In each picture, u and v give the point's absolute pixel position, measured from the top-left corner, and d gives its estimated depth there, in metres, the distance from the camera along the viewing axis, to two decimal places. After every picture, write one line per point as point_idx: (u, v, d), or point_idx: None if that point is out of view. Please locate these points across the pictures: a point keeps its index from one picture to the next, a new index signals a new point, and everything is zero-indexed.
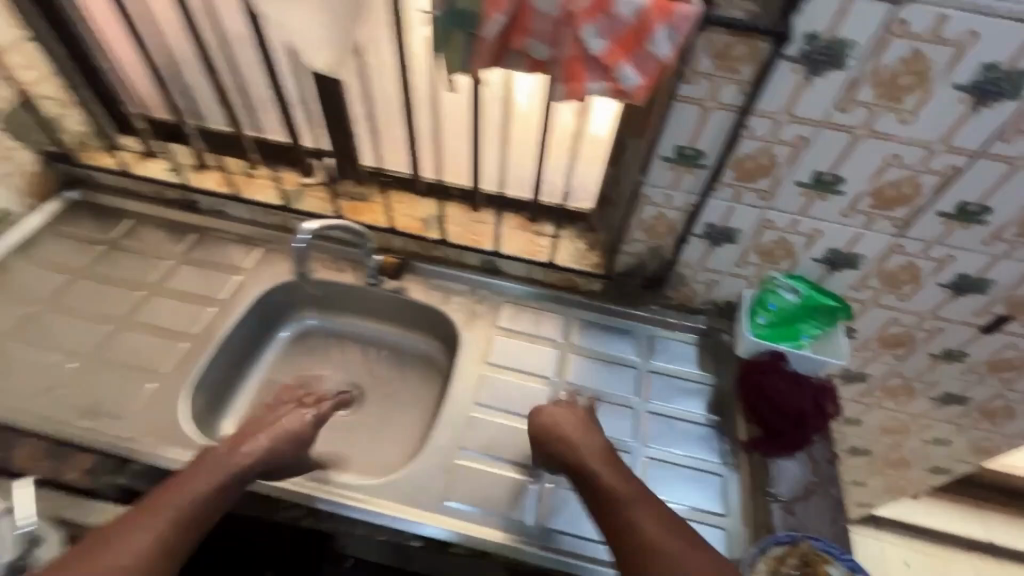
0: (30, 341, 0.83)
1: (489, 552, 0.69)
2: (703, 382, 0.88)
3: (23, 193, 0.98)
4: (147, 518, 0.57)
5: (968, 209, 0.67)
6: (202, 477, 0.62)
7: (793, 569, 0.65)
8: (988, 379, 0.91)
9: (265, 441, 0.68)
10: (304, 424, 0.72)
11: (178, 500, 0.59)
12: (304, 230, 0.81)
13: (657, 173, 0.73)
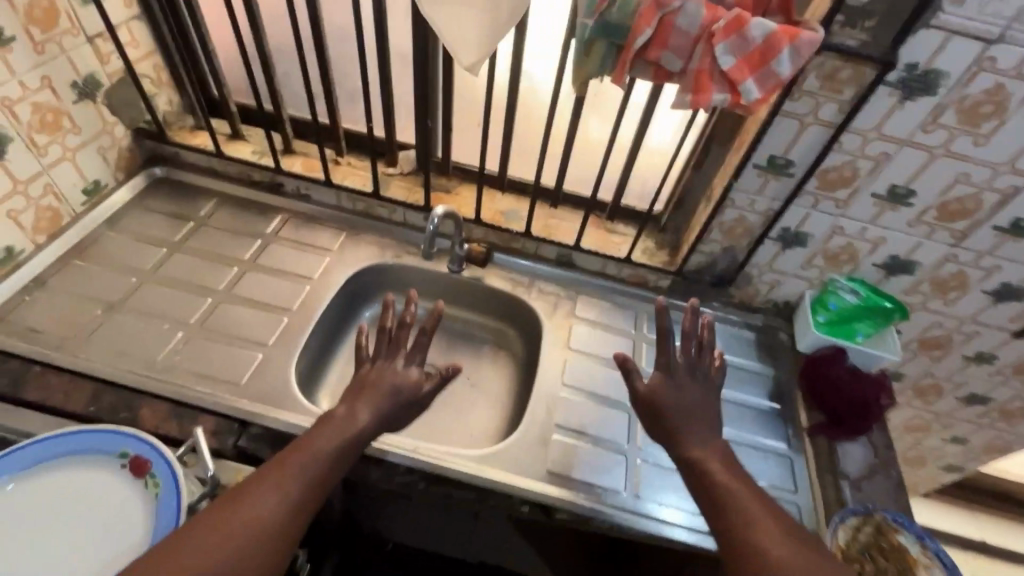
0: (136, 310, 0.86)
1: (591, 518, 0.75)
2: (764, 373, 0.96)
3: (115, 167, 0.99)
4: (279, 474, 0.59)
5: (1021, 224, 0.77)
6: (322, 439, 0.64)
7: (870, 536, 0.72)
8: (1012, 380, 1.01)
9: (380, 398, 0.71)
10: (419, 379, 0.75)
11: (307, 461, 0.61)
12: (435, 213, 0.90)
13: (747, 179, 0.81)
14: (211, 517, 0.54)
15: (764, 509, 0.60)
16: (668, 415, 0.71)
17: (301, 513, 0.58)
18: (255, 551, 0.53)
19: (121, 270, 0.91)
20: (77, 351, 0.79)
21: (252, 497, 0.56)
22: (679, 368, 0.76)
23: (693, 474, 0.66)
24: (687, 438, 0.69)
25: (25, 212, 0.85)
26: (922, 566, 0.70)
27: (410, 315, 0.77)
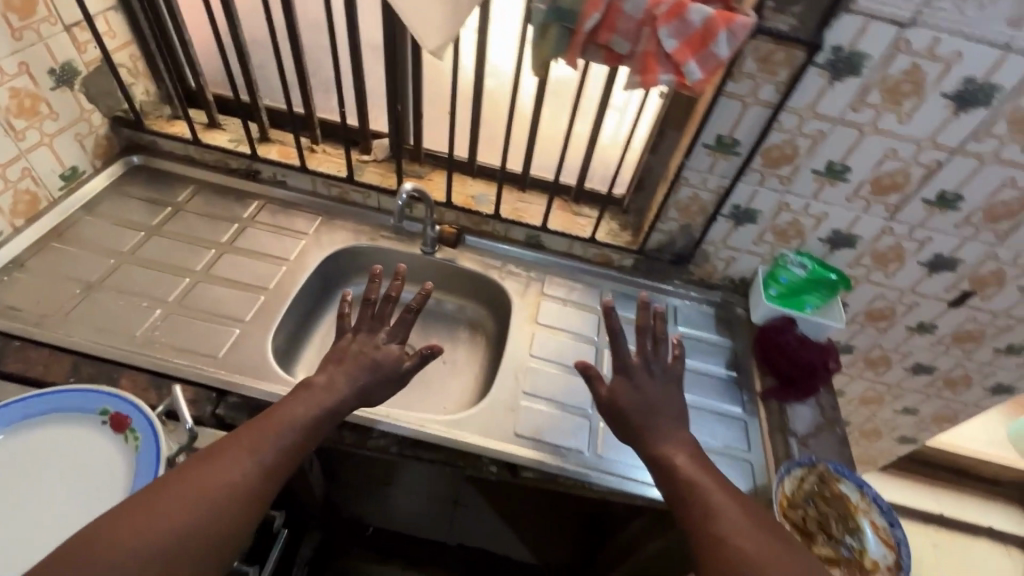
0: (115, 289, 0.88)
1: (555, 476, 0.79)
2: (722, 345, 1.02)
3: (93, 154, 1.02)
4: (252, 437, 0.60)
5: (946, 196, 0.83)
6: (299, 408, 0.65)
7: (813, 485, 0.77)
8: (953, 349, 1.08)
9: (358, 371, 0.72)
10: (399, 354, 0.77)
11: (283, 430, 0.63)
12: (404, 190, 0.93)
13: (698, 158, 0.87)
14: (182, 477, 0.55)
15: (734, 503, 0.63)
16: (631, 416, 0.74)
17: (272, 476, 0.59)
18: (226, 511, 0.54)
19: (98, 252, 0.93)
20: (56, 327, 0.81)
21: (225, 460, 0.57)
22: (637, 371, 0.77)
23: (661, 472, 0.69)
24: (654, 436, 0.72)
25: (3, 195, 0.87)
26: (863, 514, 0.75)
27: (396, 290, 0.79)
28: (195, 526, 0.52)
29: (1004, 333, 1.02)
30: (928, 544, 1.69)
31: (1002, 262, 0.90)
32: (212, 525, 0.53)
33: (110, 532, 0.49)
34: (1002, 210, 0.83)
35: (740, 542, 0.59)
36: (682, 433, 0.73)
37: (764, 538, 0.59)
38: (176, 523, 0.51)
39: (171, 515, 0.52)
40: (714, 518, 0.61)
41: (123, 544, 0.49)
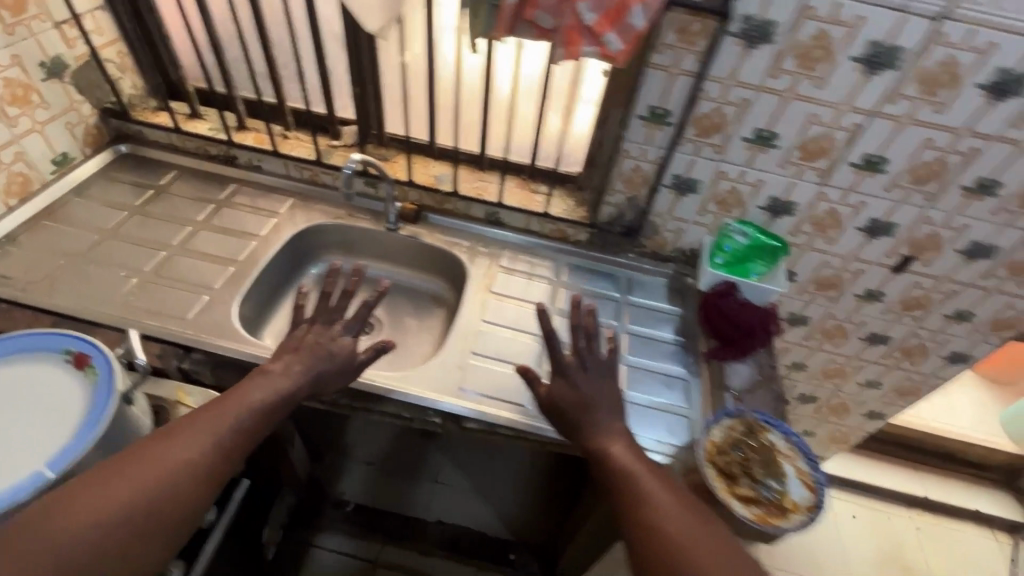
0: (96, 261, 0.96)
1: (497, 426, 0.85)
2: (671, 313, 1.06)
3: (82, 142, 1.10)
4: (209, 417, 0.63)
5: (871, 159, 0.87)
6: (256, 393, 0.69)
7: (741, 434, 0.80)
8: (904, 317, 1.10)
9: (311, 360, 0.76)
10: (353, 347, 0.80)
11: (240, 412, 0.66)
12: (353, 162, 0.98)
13: (634, 129, 0.92)
14: (137, 455, 0.57)
15: (662, 487, 0.67)
16: (570, 413, 0.77)
17: (230, 455, 0.63)
18: (181, 489, 0.57)
19: (84, 229, 1.01)
20: (40, 292, 0.89)
21: (181, 440, 0.60)
22: (571, 368, 0.81)
23: (598, 465, 0.73)
24: (590, 430, 0.75)
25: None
26: (788, 460, 0.78)
27: (353, 286, 0.83)
28: (151, 502, 0.55)
29: (950, 299, 1.04)
30: (911, 528, 1.68)
31: (937, 225, 0.93)
32: (168, 500, 0.56)
33: (64, 504, 0.51)
34: (927, 172, 0.86)
35: (666, 524, 0.63)
36: (616, 423, 0.77)
37: (688, 519, 0.64)
38: (133, 497, 0.54)
39: (127, 491, 0.54)
40: (643, 506, 0.66)
41: (78, 517, 0.51)
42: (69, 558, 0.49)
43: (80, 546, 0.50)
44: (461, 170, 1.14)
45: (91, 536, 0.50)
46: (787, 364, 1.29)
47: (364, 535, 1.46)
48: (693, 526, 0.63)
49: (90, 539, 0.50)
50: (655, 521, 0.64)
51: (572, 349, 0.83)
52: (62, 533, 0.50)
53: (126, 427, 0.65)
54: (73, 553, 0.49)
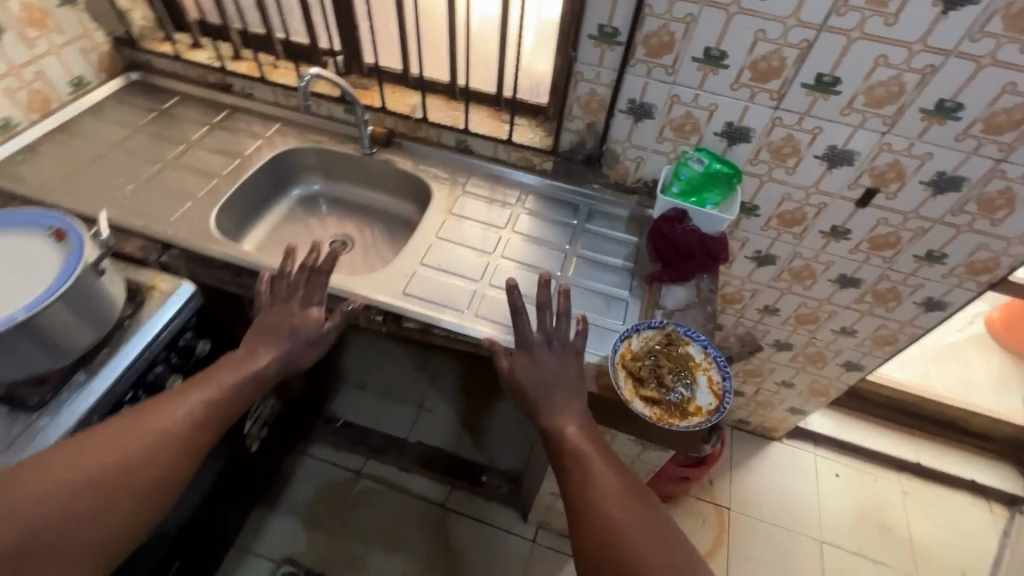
0: (100, 170, 1.08)
1: (431, 327, 0.91)
2: (627, 242, 1.07)
3: (97, 67, 1.22)
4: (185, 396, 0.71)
5: (824, 79, 0.85)
6: (225, 375, 0.76)
7: (659, 344, 0.83)
8: (873, 257, 1.07)
9: (282, 339, 0.81)
10: (319, 318, 0.85)
11: (214, 388, 0.74)
12: (310, 72, 1.03)
13: (586, 50, 0.94)
14: (107, 428, 0.65)
15: (614, 475, 0.66)
16: (530, 392, 0.76)
17: (202, 431, 0.70)
18: (156, 453, 0.65)
19: (95, 144, 1.13)
20: (51, 193, 1.02)
21: (158, 412, 0.68)
22: (535, 345, 0.79)
23: (550, 444, 0.72)
24: (547, 408, 0.74)
25: (19, 93, 1.07)
26: (702, 370, 0.82)
27: (314, 260, 0.87)
28: (127, 466, 0.63)
29: (919, 238, 1.01)
30: (896, 491, 1.64)
31: (898, 153, 0.90)
32: (143, 463, 0.64)
33: (46, 463, 0.59)
34: (883, 93, 0.84)
35: (612, 511, 0.62)
36: (576, 402, 0.76)
37: (634, 507, 0.63)
38: (108, 461, 0.62)
39: (105, 453, 0.62)
40: (587, 491, 0.65)
41: (59, 473, 0.59)
42: (49, 509, 0.57)
43: (61, 498, 0.58)
44: (434, 99, 1.18)
45: (71, 490, 0.58)
46: (758, 307, 1.29)
47: (350, 447, 1.58)
48: (638, 513, 0.62)
49: (68, 494, 0.58)
50: (599, 503, 0.63)
51: (539, 327, 0.81)
52: (41, 486, 0.57)
53: (94, 291, 0.77)
54: (52, 504, 0.57)
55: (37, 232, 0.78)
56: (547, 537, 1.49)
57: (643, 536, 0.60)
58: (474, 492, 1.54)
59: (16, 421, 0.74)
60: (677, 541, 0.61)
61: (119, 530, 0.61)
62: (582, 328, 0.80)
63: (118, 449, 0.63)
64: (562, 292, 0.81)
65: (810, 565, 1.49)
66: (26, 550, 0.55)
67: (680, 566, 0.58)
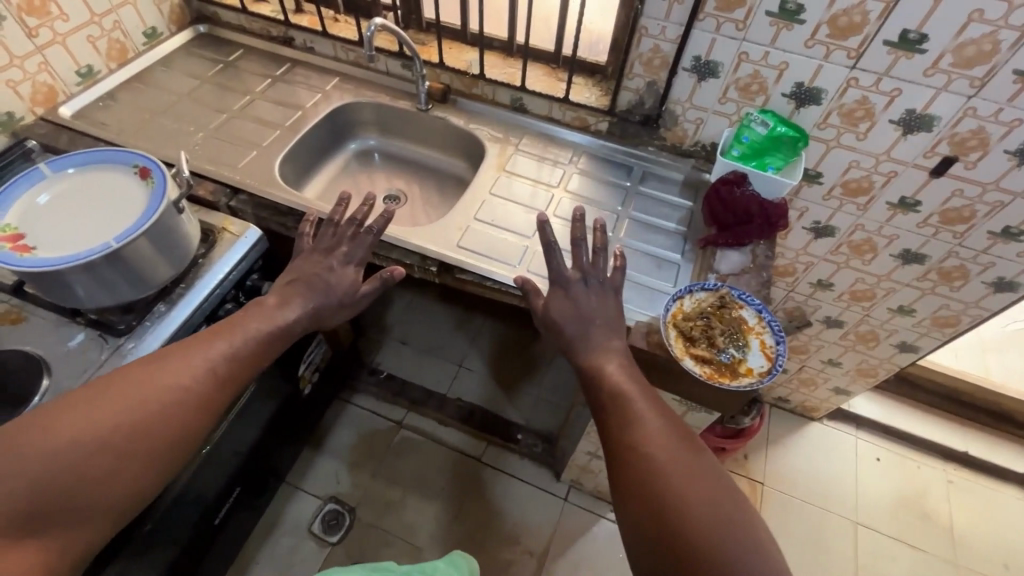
0: (173, 118, 1.13)
1: (485, 278, 0.94)
2: (680, 206, 1.06)
3: (167, 18, 1.26)
4: (205, 348, 0.69)
5: (909, 36, 0.80)
6: (253, 322, 0.75)
7: (712, 305, 0.84)
8: (943, 232, 1.03)
9: (311, 296, 0.80)
10: (356, 281, 0.84)
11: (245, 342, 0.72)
12: (373, 23, 1.02)
13: (653, 4, 0.91)
14: (125, 381, 0.62)
15: (660, 424, 0.66)
16: (569, 329, 0.78)
17: (226, 385, 0.69)
18: (167, 412, 0.62)
19: (168, 92, 1.19)
20: (130, 138, 1.08)
21: (170, 366, 0.66)
22: (571, 283, 0.82)
23: (591, 381, 0.74)
24: (586, 348, 0.77)
25: (99, 41, 1.13)
26: (754, 334, 0.82)
27: (363, 216, 0.87)
28: (145, 423, 0.60)
29: (996, 212, 0.96)
30: (940, 480, 1.59)
31: (983, 119, 0.85)
32: (154, 421, 0.61)
33: (50, 422, 0.56)
34: (973, 53, 0.78)
35: (653, 451, 0.63)
36: (612, 342, 0.77)
37: (676, 447, 0.63)
38: (124, 419, 0.59)
39: (114, 410, 0.59)
40: (630, 433, 0.66)
41: (64, 432, 0.56)
42: (62, 469, 0.54)
43: (69, 457, 0.55)
44: (491, 56, 1.18)
45: (78, 450, 0.55)
46: (811, 281, 1.26)
47: (391, 399, 1.65)
48: (680, 454, 0.63)
49: (85, 452, 0.56)
50: (640, 444, 0.64)
51: (574, 264, 0.84)
52: (45, 446, 0.54)
53: (177, 226, 0.82)
54: (59, 465, 0.54)
55: (123, 169, 0.84)
56: (578, 497, 1.53)
57: (684, 473, 0.60)
58: (510, 449, 1.58)
59: (106, 344, 0.80)
60: (721, 484, 0.61)
61: (132, 489, 0.59)
62: (619, 266, 0.83)
63: (133, 406, 0.61)
64: (599, 228, 0.83)
65: (844, 544, 1.47)
66: (36, 508, 0.52)
67: (726, 521, 0.56)
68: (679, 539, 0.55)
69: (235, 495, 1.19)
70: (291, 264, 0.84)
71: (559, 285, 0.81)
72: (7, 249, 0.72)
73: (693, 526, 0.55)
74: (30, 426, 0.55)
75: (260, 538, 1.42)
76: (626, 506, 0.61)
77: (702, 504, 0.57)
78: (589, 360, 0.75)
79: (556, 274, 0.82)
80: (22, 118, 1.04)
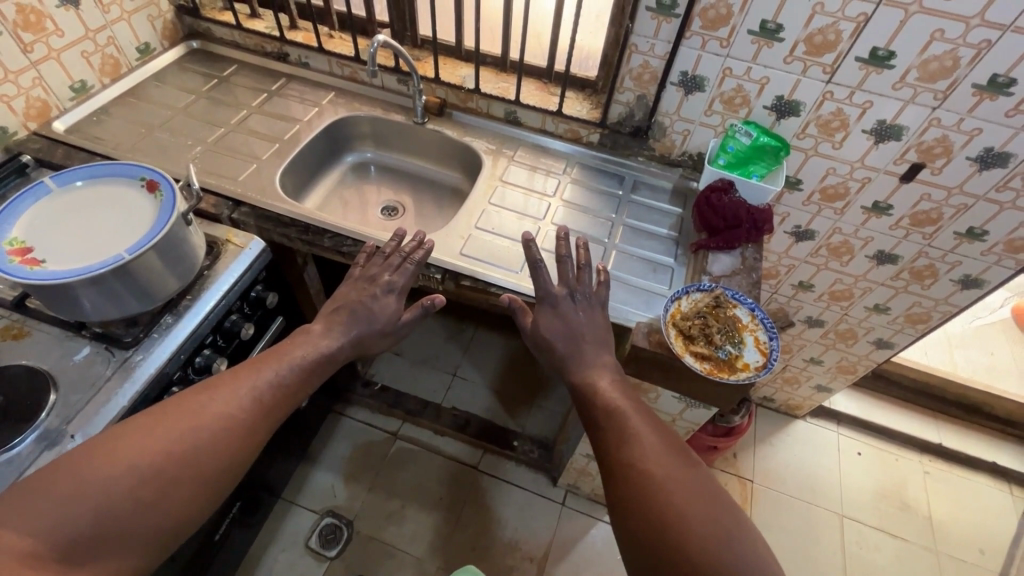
0: (171, 131, 1.14)
1: (489, 286, 0.96)
2: (671, 213, 1.11)
3: (160, 34, 1.27)
4: (238, 376, 0.70)
5: (878, 53, 0.87)
6: (293, 350, 0.77)
7: (707, 303, 0.89)
8: (913, 234, 1.10)
9: (346, 328, 0.82)
10: (397, 311, 0.87)
11: (279, 366, 0.74)
12: (375, 40, 1.05)
13: (642, 22, 0.97)
14: (176, 409, 0.63)
15: (659, 439, 0.67)
16: (561, 336, 0.81)
17: (269, 413, 0.70)
18: (215, 438, 0.63)
19: (162, 107, 1.19)
20: (127, 152, 1.08)
21: (219, 394, 0.67)
22: (559, 300, 0.85)
23: (586, 397, 0.76)
24: (577, 365, 0.79)
25: (93, 56, 1.13)
26: (748, 331, 0.87)
27: (412, 251, 0.92)
28: (191, 450, 0.61)
29: (961, 214, 1.03)
30: (918, 471, 1.66)
31: (947, 128, 0.92)
32: (202, 445, 0.62)
33: (108, 447, 0.57)
34: (936, 68, 0.85)
35: (652, 469, 0.63)
36: (603, 358, 0.80)
37: (675, 464, 0.64)
38: (172, 445, 0.60)
39: (166, 436, 0.60)
40: (626, 452, 0.66)
41: (120, 458, 0.57)
42: (114, 496, 0.55)
43: (119, 484, 0.55)
44: (486, 72, 1.22)
45: (129, 476, 0.56)
46: (793, 283, 1.33)
47: (386, 410, 1.64)
48: (680, 469, 0.63)
49: (138, 478, 0.56)
50: (638, 462, 0.64)
51: (561, 281, 0.87)
52: (105, 471, 0.55)
53: (185, 241, 0.83)
54: (115, 491, 0.55)
55: (136, 182, 0.84)
56: (575, 501, 1.55)
57: (684, 491, 0.60)
58: (506, 455, 1.59)
59: (112, 358, 0.79)
60: (723, 501, 0.60)
61: (173, 521, 0.58)
62: (603, 281, 0.88)
63: (182, 433, 0.61)
64: (582, 248, 0.89)
65: (831, 537, 1.52)
66: (88, 536, 0.53)
67: (729, 540, 0.56)
68: (682, 561, 0.55)
69: (233, 511, 1.18)
70: (336, 292, 0.88)
71: (550, 299, 0.85)
72: (16, 263, 0.72)
73: (695, 543, 0.55)
74: (91, 451, 0.57)
75: (255, 556, 1.39)
76: (625, 528, 0.61)
77: (702, 525, 0.57)
78: (590, 366, 0.78)
79: (544, 292, 0.85)
80: (15, 133, 1.03)
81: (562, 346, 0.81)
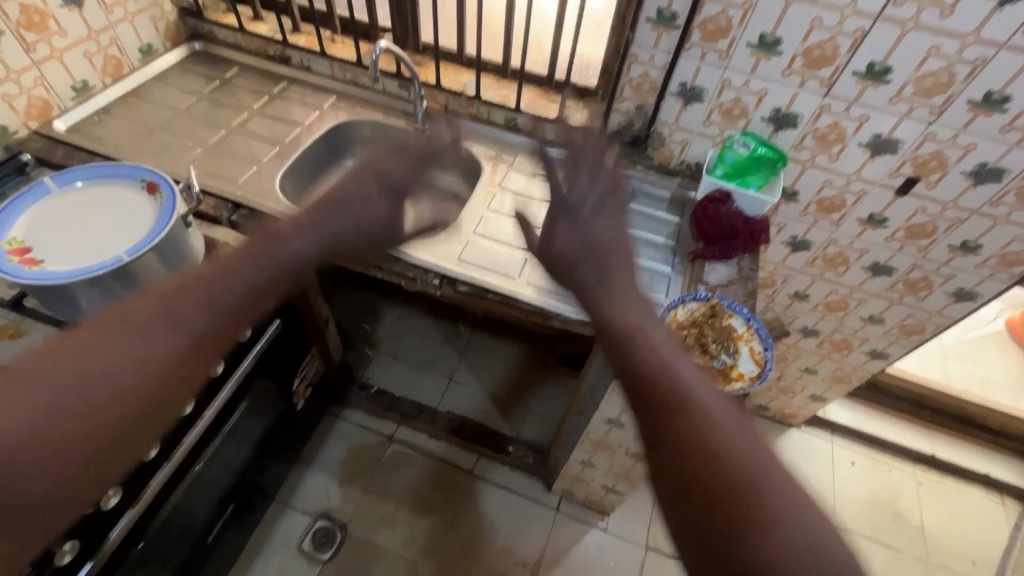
0: (172, 133, 1.14)
1: (488, 291, 0.97)
2: (669, 222, 1.11)
3: (163, 36, 1.27)
4: (163, 297, 0.63)
5: (875, 68, 0.88)
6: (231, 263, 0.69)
7: (703, 313, 0.89)
8: (908, 246, 1.11)
9: None
10: None
11: (206, 282, 0.65)
12: (377, 46, 1.06)
13: (643, 33, 0.98)
14: (88, 339, 0.57)
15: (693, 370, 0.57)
16: (578, 253, 0.74)
17: (197, 334, 0.62)
18: (129, 366, 0.56)
19: (164, 108, 1.19)
20: (127, 152, 1.08)
21: (137, 320, 0.59)
22: (577, 208, 0.78)
23: (613, 328, 0.63)
24: (607, 303, 0.67)
25: (96, 56, 1.13)
26: (743, 341, 0.87)
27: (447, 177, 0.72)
28: (104, 381, 0.55)
29: (955, 227, 1.04)
30: (910, 481, 1.67)
31: (942, 143, 0.93)
32: (115, 379, 0.55)
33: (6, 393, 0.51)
34: (932, 84, 0.87)
35: (690, 401, 0.53)
36: (631, 283, 0.69)
37: (713, 396, 0.54)
38: (81, 379, 0.54)
39: (73, 372, 0.54)
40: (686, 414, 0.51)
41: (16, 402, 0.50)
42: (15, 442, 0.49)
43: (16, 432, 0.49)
44: (487, 78, 1.23)
45: (29, 420, 0.50)
46: (789, 293, 1.34)
47: (382, 413, 1.64)
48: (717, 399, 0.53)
49: (41, 421, 0.51)
50: (673, 396, 0.54)
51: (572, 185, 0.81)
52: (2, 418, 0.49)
53: (184, 243, 0.83)
54: (16, 438, 0.49)
55: (138, 182, 0.85)
56: (569, 507, 1.55)
57: (770, 472, 0.47)
58: (501, 460, 1.59)
59: None
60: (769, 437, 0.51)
61: (92, 460, 0.53)
62: (616, 188, 0.80)
63: (90, 364, 0.55)
64: (591, 152, 0.83)
65: None
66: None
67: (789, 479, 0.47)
68: (734, 494, 0.46)
69: (228, 512, 1.17)
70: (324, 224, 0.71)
71: (566, 207, 0.79)
72: (14, 263, 0.72)
73: (750, 483, 0.47)
74: None
75: (248, 558, 1.39)
76: (665, 464, 0.50)
77: (753, 460, 0.48)
78: (619, 296, 0.67)
79: (559, 200, 0.79)
80: (15, 132, 1.03)
81: (583, 262, 0.73)
